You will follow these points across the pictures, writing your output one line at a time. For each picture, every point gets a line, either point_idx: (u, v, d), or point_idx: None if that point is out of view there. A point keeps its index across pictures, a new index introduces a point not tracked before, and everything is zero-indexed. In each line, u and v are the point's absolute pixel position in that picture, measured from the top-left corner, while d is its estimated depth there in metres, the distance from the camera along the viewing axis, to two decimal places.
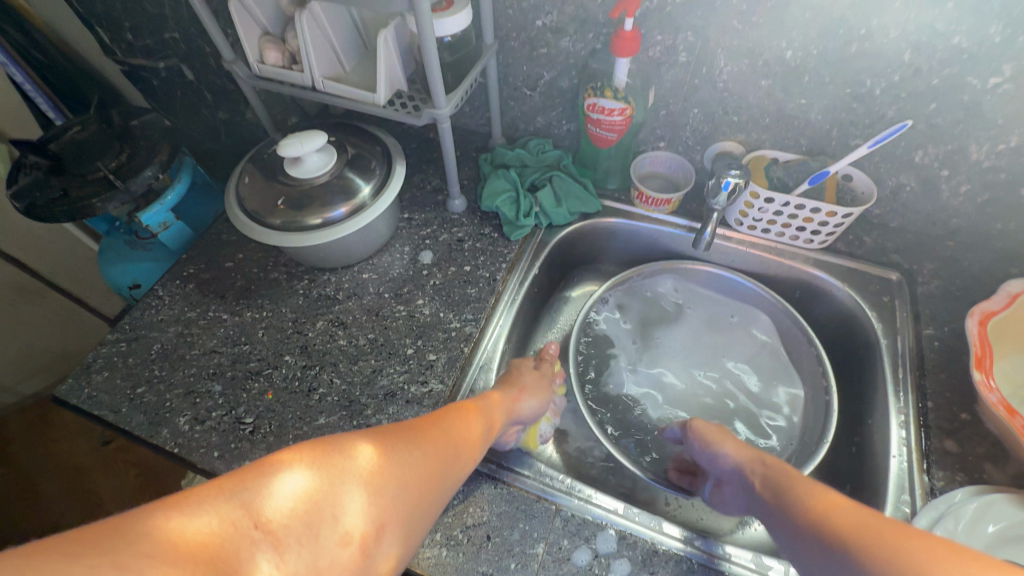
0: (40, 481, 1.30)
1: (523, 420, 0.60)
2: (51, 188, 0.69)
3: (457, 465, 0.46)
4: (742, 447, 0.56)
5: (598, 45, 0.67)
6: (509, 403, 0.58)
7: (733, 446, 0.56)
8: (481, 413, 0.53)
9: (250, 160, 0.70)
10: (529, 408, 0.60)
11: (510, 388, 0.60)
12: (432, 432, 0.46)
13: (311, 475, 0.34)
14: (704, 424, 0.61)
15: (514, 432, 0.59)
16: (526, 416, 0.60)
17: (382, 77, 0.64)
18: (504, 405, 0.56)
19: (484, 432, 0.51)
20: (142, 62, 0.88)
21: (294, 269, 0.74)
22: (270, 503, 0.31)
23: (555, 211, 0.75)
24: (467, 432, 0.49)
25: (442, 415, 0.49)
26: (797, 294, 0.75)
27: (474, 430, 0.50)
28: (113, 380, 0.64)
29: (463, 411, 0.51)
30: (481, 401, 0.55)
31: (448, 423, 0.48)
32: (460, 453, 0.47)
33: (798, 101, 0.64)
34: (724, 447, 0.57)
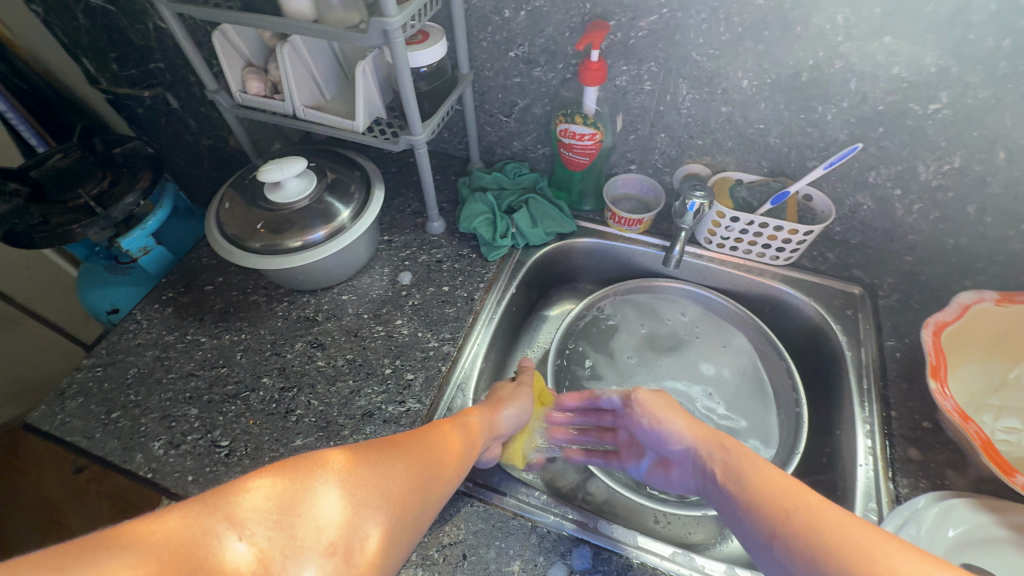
0: (7, 515, 1.26)
1: (509, 434, 0.61)
2: (31, 215, 0.70)
3: (443, 478, 0.46)
4: (694, 425, 0.56)
5: (567, 74, 0.71)
6: (495, 419, 0.58)
7: (684, 424, 0.56)
8: (464, 428, 0.53)
9: (231, 185, 0.71)
10: (515, 422, 0.61)
11: (494, 403, 0.61)
12: (412, 444, 0.46)
13: (287, 485, 0.34)
14: (651, 398, 0.60)
15: (497, 448, 0.58)
16: (512, 429, 0.60)
17: (360, 105, 0.67)
18: (487, 420, 0.57)
19: (466, 444, 0.52)
20: (127, 92, 0.89)
21: (274, 292, 0.75)
22: (250, 513, 0.31)
23: (531, 231, 0.77)
24: (449, 445, 0.49)
25: (425, 431, 0.49)
26: (767, 309, 0.78)
27: (455, 442, 0.50)
28: (88, 407, 0.63)
29: (443, 425, 0.51)
30: (463, 416, 0.55)
31: (429, 436, 0.48)
32: (444, 466, 0.46)
33: (757, 126, 0.67)
34: (675, 425, 0.56)
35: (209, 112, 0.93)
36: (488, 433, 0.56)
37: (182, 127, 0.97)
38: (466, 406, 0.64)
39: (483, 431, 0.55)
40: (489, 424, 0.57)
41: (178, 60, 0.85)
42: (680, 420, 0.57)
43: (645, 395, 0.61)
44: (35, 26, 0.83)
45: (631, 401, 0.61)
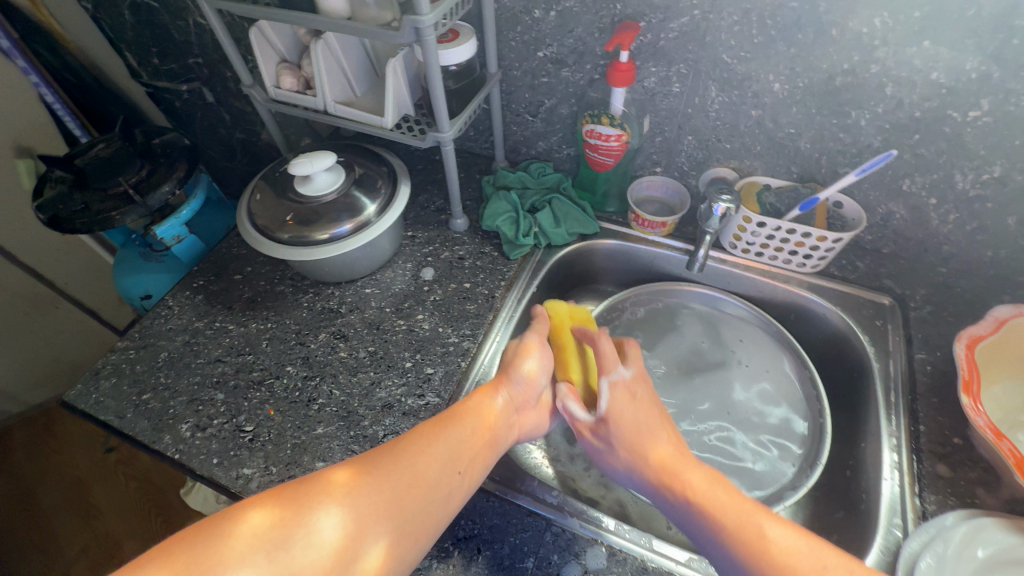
0: (41, 489, 1.31)
1: (523, 405, 0.58)
2: (74, 202, 0.73)
3: (430, 485, 0.44)
4: (639, 458, 0.53)
5: (595, 75, 0.71)
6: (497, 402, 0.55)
7: (627, 463, 0.54)
8: (458, 419, 0.51)
9: (263, 178, 0.73)
10: (521, 396, 0.57)
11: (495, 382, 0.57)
12: (398, 451, 0.45)
13: (283, 516, 0.36)
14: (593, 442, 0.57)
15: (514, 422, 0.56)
16: (522, 397, 0.57)
17: (390, 102, 0.68)
18: (484, 406, 0.53)
19: (465, 437, 0.49)
20: (166, 86, 0.93)
21: (300, 283, 0.76)
22: (258, 523, 0.35)
23: (554, 231, 0.78)
24: (463, 443, 0.49)
25: (416, 432, 0.48)
26: (793, 317, 0.76)
27: (451, 440, 0.48)
28: (120, 387, 0.66)
29: (437, 423, 0.50)
30: (457, 408, 0.53)
31: (422, 440, 0.47)
32: (432, 470, 0.45)
33: (787, 131, 0.66)
34: (624, 470, 0.54)
35: (243, 107, 0.95)
36: (497, 420, 0.53)
37: (217, 121, 1.00)
38: None
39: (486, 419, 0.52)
40: (492, 407, 0.54)
41: (214, 56, 0.87)
42: (631, 455, 0.54)
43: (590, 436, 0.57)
44: (82, 21, 0.87)
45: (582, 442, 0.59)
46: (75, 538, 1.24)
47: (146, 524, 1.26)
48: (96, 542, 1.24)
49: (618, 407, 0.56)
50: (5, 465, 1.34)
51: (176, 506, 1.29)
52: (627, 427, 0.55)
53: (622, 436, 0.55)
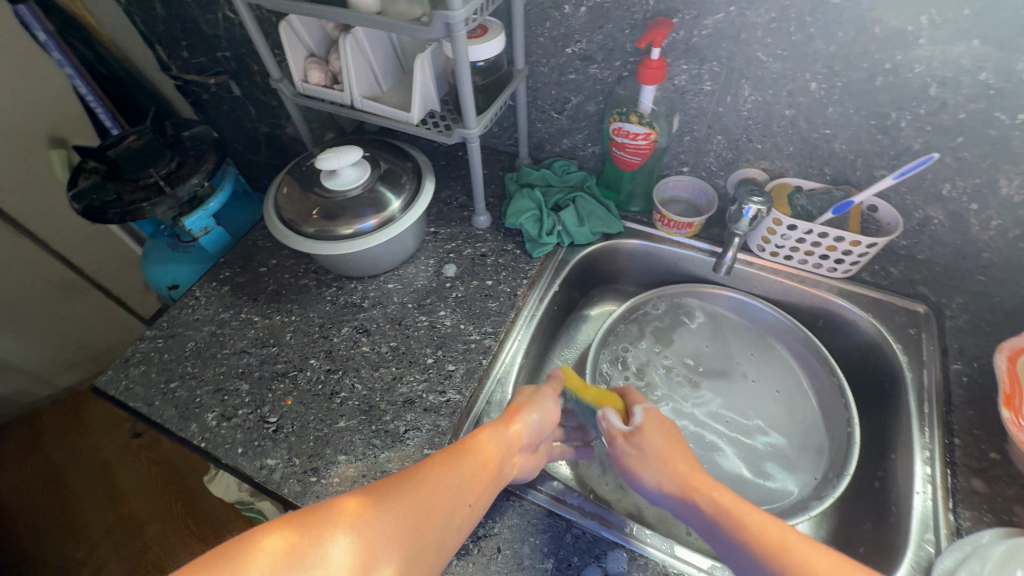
0: (68, 470, 1.35)
1: (530, 444, 0.55)
2: (107, 191, 0.75)
3: (439, 519, 0.44)
4: (667, 471, 0.52)
5: (624, 72, 0.70)
6: (509, 433, 0.53)
7: (654, 474, 0.53)
8: (470, 451, 0.50)
9: (289, 172, 0.73)
10: (531, 435, 0.55)
11: (508, 414, 0.55)
12: (408, 483, 0.44)
13: (295, 545, 0.36)
14: (621, 453, 0.56)
15: (520, 460, 0.54)
16: (530, 440, 0.55)
17: (416, 97, 0.68)
18: (496, 441, 0.52)
19: (477, 470, 0.48)
20: (195, 78, 0.94)
21: (323, 276, 0.77)
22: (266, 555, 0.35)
23: (577, 230, 0.77)
24: (473, 475, 0.48)
25: (429, 462, 0.47)
26: (821, 322, 0.74)
27: (462, 472, 0.47)
28: (149, 375, 0.67)
29: (449, 454, 0.48)
30: (470, 438, 0.52)
31: (433, 471, 0.46)
32: (442, 503, 0.44)
33: (822, 131, 0.64)
34: (650, 479, 0.53)
35: (269, 100, 0.96)
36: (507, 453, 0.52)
37: (243, 114, 1.01)
38: (505, 401, 0.64)
39: (497, 453, 0.51)
40: (502, 441, 0.52)
41: (242, 50, 0.88)
42: (659, 467, 0.53)
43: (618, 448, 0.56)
44: (115, 14, 0.88)
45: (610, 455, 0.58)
46: (100, 519, 1.28)
47: (168, 508, 1.29)
48: (120, 523, 1.27)
49: (650, 423, 0.56)
50: (35, 446, 1.39)
51: (197, 492, 1.32)
52: (660, 441, 0.55)
53: (654, 446, 0.54)
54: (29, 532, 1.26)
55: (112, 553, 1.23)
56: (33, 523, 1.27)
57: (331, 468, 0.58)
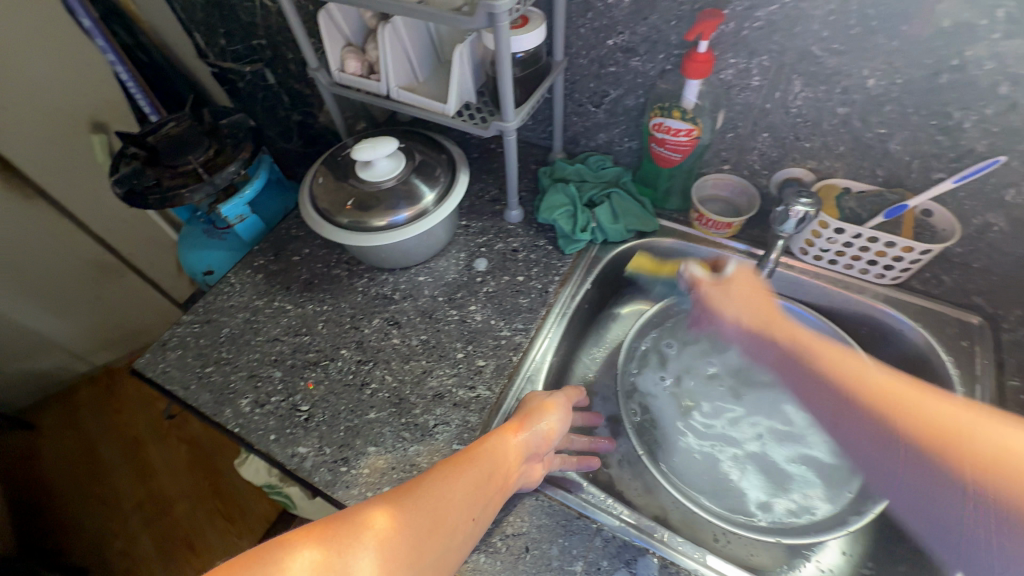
0: (102, 445, 1.40)
1: (537, 453, 0.54)
2: (147, 177, 0.76)
3: (445, 531, 0.43)
4: (745, 309, 0.57)
5: (667, 65, 0.67)
6: (513, 443, 0.52)
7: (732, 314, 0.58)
8: (474, 461, 0.48)
9: (325, 162, 0.73)
10: (536, 446, 0.53)
11: (513, 423, 0.54)
12: (414, 496, 0.43)
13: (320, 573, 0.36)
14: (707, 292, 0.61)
15: (525, 470, 0.52)
16: (534, 449, 0.53)
17: (454, 89, 0.67)
18: (499, 452, 0.50)
19: (481, 481, 0.47)
20: (231, 66, 0.94)
21: (355, 267, 0.77)
22: None
23: (612, 227, 0.75)
24: (478, 487, 0.47)
25: (433, 476, 0.46)
26: (864, 330, 0.71)
27: (467, 482, 0.46)
28: (185, 359, 0.69)
29: (454, 463, 0.47)
30: (474, 445, 0.50)
31: (439, 482, 0.45)
32: (447, 515, 0.44)
33: (877, 131, 0.61)
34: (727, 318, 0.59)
35: (304, 89, 0.96)
36: (512, 462, 0.51)
37: (277, 102, 1.02)
38: None
39: (502, 464, 0.49)
40: (507, 450, 0.51)
41: (279, 38, 0.88)
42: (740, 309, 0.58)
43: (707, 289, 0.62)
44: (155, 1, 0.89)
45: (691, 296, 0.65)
46: (132, 494, 1.33)
47: (196, 486, 1.33)
48: (151, 499, 1.32)
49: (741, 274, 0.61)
50: (72, 420, 1.44)
51: (224, 472, 1.35)
52: (749, 287, 0.59)
53: (737, 287, 0.59)
54: (66, 503, 1.32)
55: (144, 527, 1.28)
56: (69, 495, 1.33)
57: (361, 459, 0.59)
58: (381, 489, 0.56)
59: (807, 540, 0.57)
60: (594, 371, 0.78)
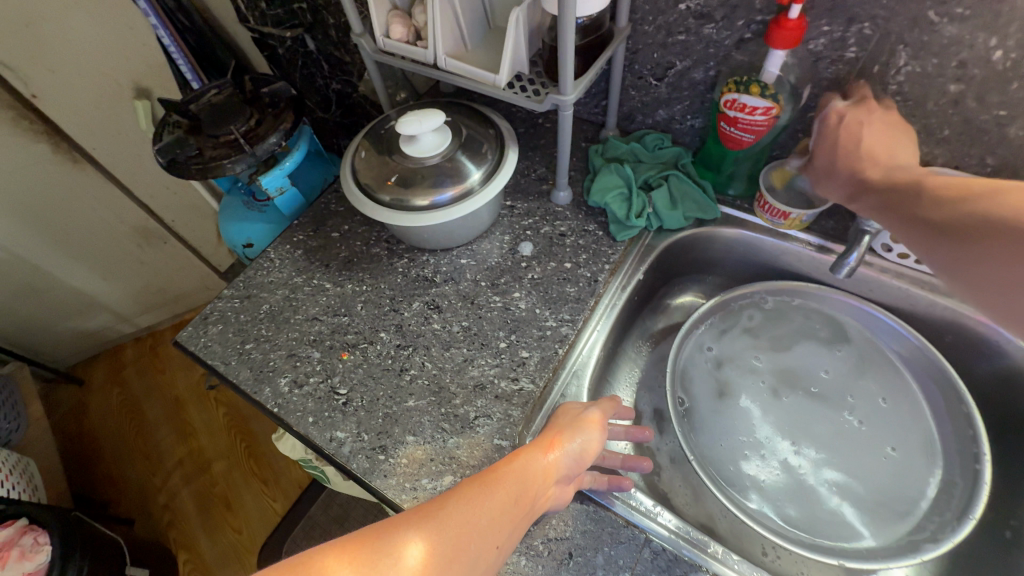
0: (146, 403, 1.46)
1: (567, 475, 0.49)
2: (190, 147, 0.75)
3: (467, 556, 0.39)
4: (884, 128, 0.55)
5: (746, 34, 0.60)
6: (542, 463, 0.47)
7: (874, 126, 0.56)
8: (503, 482, 0.44)
9: (367, 135, 0.70)
10: (568, 467, 0.49)
11: (545, 441, 0.50)
12: (437, 518, 0.40)
13: None
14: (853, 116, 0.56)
15: (555, 493, 0.48)
16: (567, 471, 0.49)
17: (507, 58, 0.61)
18: (529, 471, 0.46)
19: (507, 504, 0.43)
20: (272, 31, 0.91)
21: (395, 246, 0.74)
22: None
23: (669, 213, 0.70)
24: (505, 511, 0.43)
25: (456, 494, 0.42)
26: (949, 338, 0.65)
27: (493, 506, 0.42)
28: (226, 334, 0.68)
29: (479, 483, 0.43)
30: (502, 464, 0.46)
31: (464, 503, 0.41)
32: (470, 542, 0.40)
33: (995, 113, 0.53)
34: (869, 132, 0.55)
35: (345, 56, 0.92)
36: (543, 483, 0.46)
37: (317, 70, 0.98)
38: (580, 395, 0.61)
39: (530, 487, 0.45)
40: (536, 471, 0.46)
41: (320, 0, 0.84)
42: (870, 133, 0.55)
43: (850, 117, 0.56)
44: None
45: (831, 127, 0.58)
46: (173, 452, 1.38)
47: (232, 447, 1.38)
48: (190, 457, 1.37)
49: (884, 117, 0.56)
50: (118, 378, 1.51)
51: (259, 436, 1.39)
52: (890, 121, 0.56)
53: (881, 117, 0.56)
54: (112, 456, 1.38)
55: (183, 483, 1.33)
56: (116, 448, 1.39)
57: (399, 448, 0.57)
58: (419, 481, 0.55)
59: (874, 566, 0.52)
60: (640, 365, 0.74)
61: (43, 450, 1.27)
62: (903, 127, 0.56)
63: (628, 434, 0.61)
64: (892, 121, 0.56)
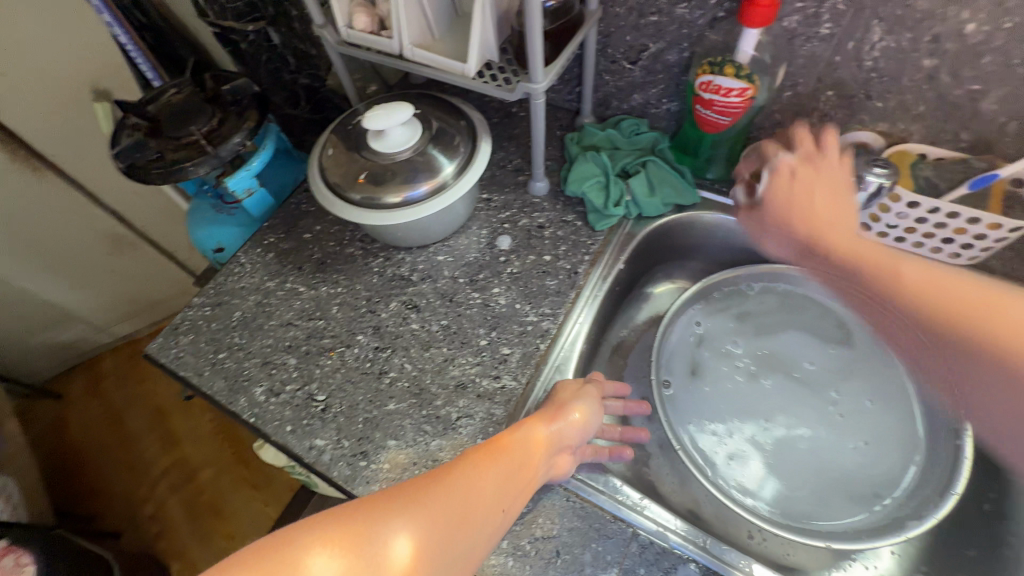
0: (128, 413, 1.43)
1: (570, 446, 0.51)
2: (150, 150, 0.72)
3: (475, 522, 0.40)
4: (810, 191, 0.55)
5: (719, 13, 0.59)
6: (543, 434, 0.49)
7: (798, 199, 0.56)
8: (505, 452, 0.45)
9: (335, 131, 0.67)
10: (567, 438, 0.50)
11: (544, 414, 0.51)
12: (445, 480, 0.41)
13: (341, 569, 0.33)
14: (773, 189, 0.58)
15: (556, 462, 0.50)
16: (567, 441, 0.50)
17: (474, 46, 0.59)
18: (531, 441, 0.47)
19: (511, 471, 0.44)
20: (233, 25, 0.85)
21: (370, 246, 0.72)
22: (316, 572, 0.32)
23: (648, 201, 0.69)
24: (509, 477, 0.44)
25: (461, 461, 0.43)
26: None
27: (498, 473, 0.44)
28: (198, 344, 0.66)
29: (484, 452, 0.44)
30: (504, 436, 0.47)
31: (468, 469, 0.42)
32: (477, 506, 0.40)
33: (969, 87, 0.52)
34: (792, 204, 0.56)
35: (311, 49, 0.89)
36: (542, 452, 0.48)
37: (282, 65, 0.95)
38: None
39: (531, 456, 0.46)
40: (537, 441, 0.48)
41: None
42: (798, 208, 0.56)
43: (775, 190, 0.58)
44: None
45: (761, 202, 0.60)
46: (159, 461, 1.36)
47: (219, 453, 1.36)
48: (177, 465, 1.35)
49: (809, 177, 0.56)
50: (98, 389, 1.47)
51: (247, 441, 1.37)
52: (813, 182, 0.56)
53: (806, 180, 0.56)
54: (96, 469, 1.35)
55: (172, 492, 1.31)
56: (99, 460, 1.36)
57: (381, 453, 0.56)
58: None
59: (861, 546, 0.52)
60: (626, 356, 0.73)
61: (23, 466, 1.24)
62: (834, 174, 0.55)
63: (626, 407, 0.61)
64: (822, 175, 0.55)
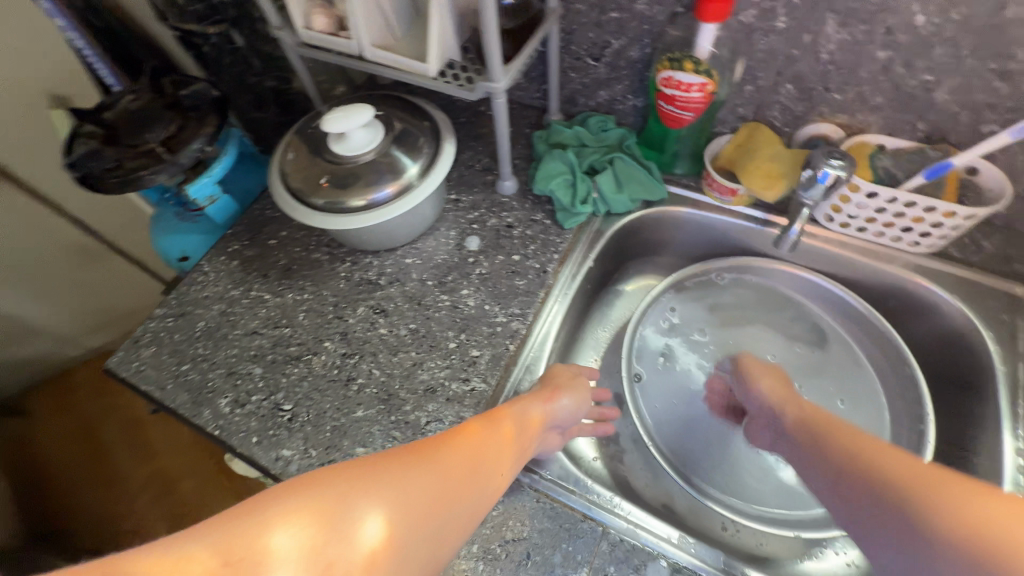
0: (103, 428, 1.41)
1: (558, 425, 0.55)
2: (106, 158, 0.69)
3: (462, 495, 0.40)
4: (782, 388, 0.59)
5: (679, 8, 0.59)
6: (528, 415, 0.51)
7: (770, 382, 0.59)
8: (493, 428, 0.47)
9: (296, 134, 0.66)
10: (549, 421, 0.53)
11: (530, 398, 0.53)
12: (437, 448, 0.41)
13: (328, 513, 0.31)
14: (754, 362, 0.63)
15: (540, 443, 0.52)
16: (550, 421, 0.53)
17: (434, 46, 0.58)
18: (518, 419, 0.50)
19: (498, 444, 0.46)
20: (193, 29, 0.83)
21: (336, 250, 0.71)
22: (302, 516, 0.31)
23: (615, 197, 0.68)
24: (497, 449, 0.45)
25: (451, 434, 0.44)
26: (892, 303, 0.67)
27: (487, 445, 0.45)
28: (161, 356, 0.64)
29: (472, 428, 0.46)
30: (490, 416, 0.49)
31: (458, 441, 0.43)
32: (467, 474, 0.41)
33: (922, 78, 0.53)
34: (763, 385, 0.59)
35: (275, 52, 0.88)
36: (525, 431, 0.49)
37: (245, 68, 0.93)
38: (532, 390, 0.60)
39: (516, 433, 0.48)
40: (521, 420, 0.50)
41: None
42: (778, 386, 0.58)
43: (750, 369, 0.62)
44: None
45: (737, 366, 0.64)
46: (138, 474, 1.34)
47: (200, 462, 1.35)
48: (156, 477, 1.33)
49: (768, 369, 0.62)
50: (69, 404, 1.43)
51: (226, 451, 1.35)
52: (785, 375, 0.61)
53: (781, 374, 0.61)
54: (69, 486, 1.32)
55: (153, 504, 1.30)
56: (72, 477, 1.33)
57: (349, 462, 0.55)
58: None
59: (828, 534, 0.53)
60: (600, 354, 0.73)
61: None
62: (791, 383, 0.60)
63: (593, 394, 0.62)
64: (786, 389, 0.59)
